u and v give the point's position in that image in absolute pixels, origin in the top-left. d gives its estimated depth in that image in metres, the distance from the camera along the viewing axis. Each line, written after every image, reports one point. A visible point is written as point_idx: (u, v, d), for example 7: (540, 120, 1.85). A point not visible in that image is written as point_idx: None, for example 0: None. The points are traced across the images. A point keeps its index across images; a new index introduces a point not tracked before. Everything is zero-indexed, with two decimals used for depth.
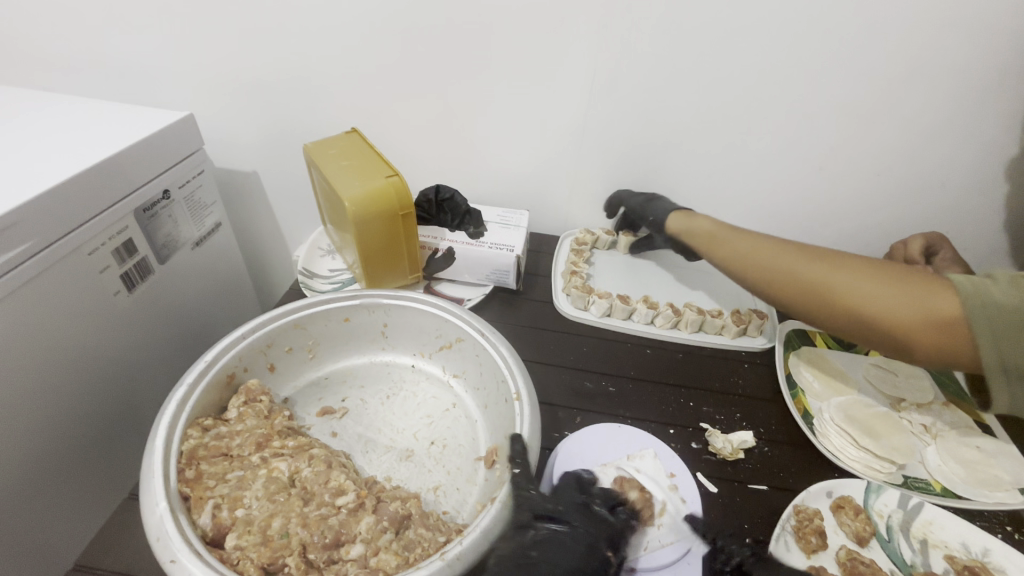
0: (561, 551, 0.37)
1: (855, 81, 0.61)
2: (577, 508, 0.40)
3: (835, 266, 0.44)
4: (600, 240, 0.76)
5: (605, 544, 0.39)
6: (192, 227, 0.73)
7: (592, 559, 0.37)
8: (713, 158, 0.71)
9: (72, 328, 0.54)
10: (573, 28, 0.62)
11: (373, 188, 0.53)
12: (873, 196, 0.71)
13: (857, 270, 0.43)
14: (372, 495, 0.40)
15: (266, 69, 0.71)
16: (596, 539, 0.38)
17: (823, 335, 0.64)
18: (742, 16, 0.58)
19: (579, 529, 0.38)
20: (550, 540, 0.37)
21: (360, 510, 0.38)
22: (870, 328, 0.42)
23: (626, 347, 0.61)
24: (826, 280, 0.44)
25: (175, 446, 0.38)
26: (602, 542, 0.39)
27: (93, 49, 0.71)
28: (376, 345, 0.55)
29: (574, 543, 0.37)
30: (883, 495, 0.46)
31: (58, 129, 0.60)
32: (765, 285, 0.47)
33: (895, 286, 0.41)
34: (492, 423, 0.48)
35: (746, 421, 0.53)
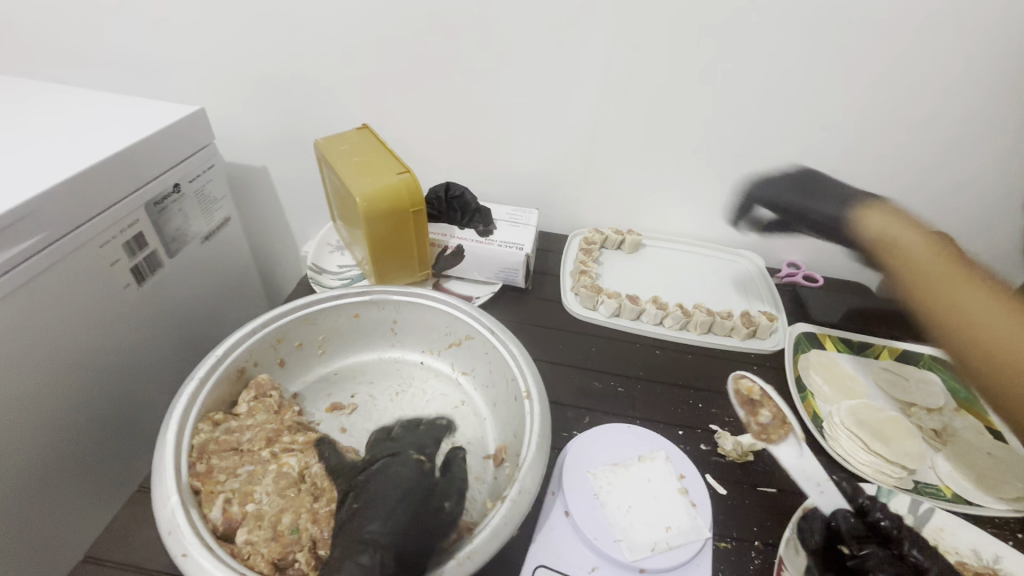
0: (378, 486, 0.38)
1: (869, 84, 0.61)
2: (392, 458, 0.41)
3: (960, 279, 0.44)
4: (609, 240, 0.76)
5: (411, 450, 0.42)
6: (202, 221, 0.73)
7: (396, 488, 0.37)
8: (724, 159, 0.71)
9: (82, 321, 0.55)
10: (586, 26, 0.62)
11: (384, 185, 0.53)
12: (885, 200, 0.71)
13: (980, 291, 0.43)
14: None
15: (277, 65, 0.71)
16: (399, 452, 0.41)
17: (833, 338, 0.64)
18: (756, 16, 0.58)
19: (388, 467, 0.40)
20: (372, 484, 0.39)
21: None
22: (951, 332, 0.42)
23: (635, 347, 0.61)
24: (945, 279, 0.45)
25: (186, 440, 0.38)
26: (407, 451, 0.42)
27: (106, 42, 0.71)
28: (385, 342, 0.55)
29: (386, 477, 0.38)
30: (894, 501, 0.46)
31: (71, 122, 0.60)
32: (898, 270, 0.48)
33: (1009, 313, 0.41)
34: (501, 421, 0.48)
35: (755, 424, 0.53)
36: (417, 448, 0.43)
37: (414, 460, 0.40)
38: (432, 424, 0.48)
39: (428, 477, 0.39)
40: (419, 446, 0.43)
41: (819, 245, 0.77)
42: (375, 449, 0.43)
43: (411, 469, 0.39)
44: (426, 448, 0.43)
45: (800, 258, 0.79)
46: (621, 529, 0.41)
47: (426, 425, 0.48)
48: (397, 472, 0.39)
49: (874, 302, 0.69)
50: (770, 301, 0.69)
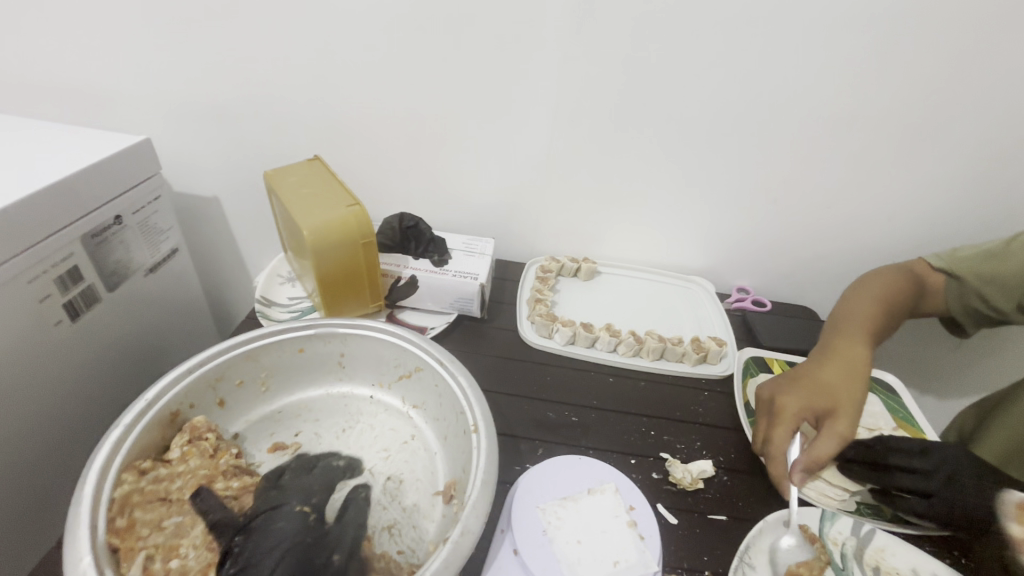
0: (262, 540, 0.37)
1: (802, 120, 0.65)
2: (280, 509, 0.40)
3: (838, 361, 0.56)
4: (565, 268, 0.76)
5: (295, 502, 0.41)
6: (146, 253, 0.70)
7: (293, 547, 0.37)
8: (673, 188, 0.73)
9: (5, 358, 0.51)
10: (537, 59, 0.64)
11: (334, 217, 0.53)
12: (821, 229, 0.75)
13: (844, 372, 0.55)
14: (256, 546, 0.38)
15: (230, 95, 0.70)
16: (281, 504, 0.40)
17: (780, 362, 0.66)
18: (696, 56, 0.62)
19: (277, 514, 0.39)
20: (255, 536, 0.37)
21: None
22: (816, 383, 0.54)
23: (589, 376, 0.61)
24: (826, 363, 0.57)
25: (107, 493, 0.36)
26: (290, 502, 0.41)
27: (47, 70, 0.69)
28: (333, 376, 0.53)
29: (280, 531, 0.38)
30: (837, 523, 0.47)
31: (2, 150, 0.58)
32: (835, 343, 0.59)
33: (837, 367, 0.56)
34: (451, 457, 0.47)
35: (706, 450, 0.54)
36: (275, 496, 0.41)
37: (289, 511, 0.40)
38: (327, 467, 0.46)
39: (315, 530, 0.39)
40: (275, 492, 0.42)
41: (766, 270, 0.80)
42: (260, 497, 0.41)
43: (297, 524, 0.39)
44: (313, 496, 0.42)
45: (749, 283, 0.82)
46: (569, 565, 0.40)
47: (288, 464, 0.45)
48: (280, 528, 0.38)
49: (818, 326, 0.72)
50: (720, 327, 0.71)
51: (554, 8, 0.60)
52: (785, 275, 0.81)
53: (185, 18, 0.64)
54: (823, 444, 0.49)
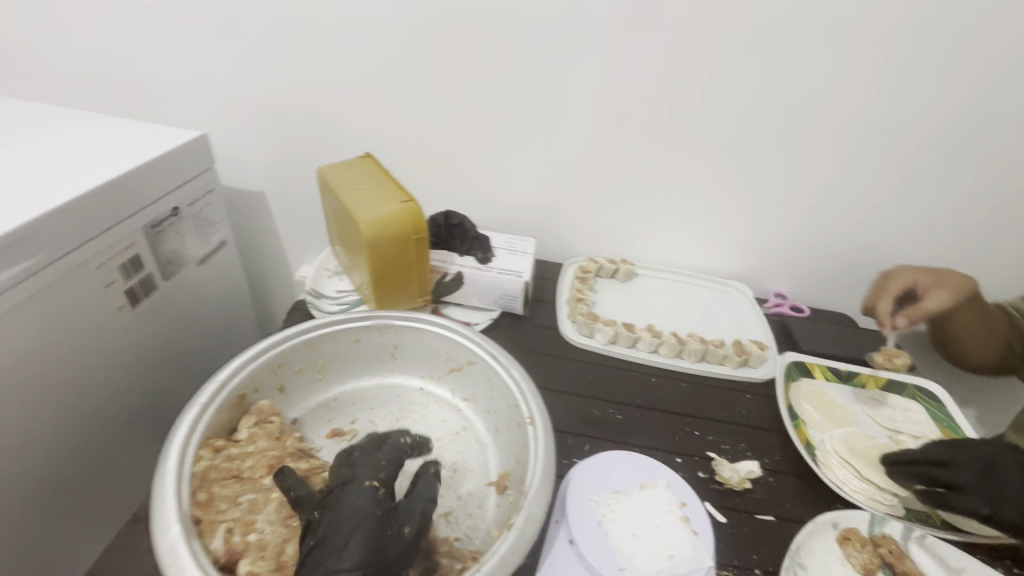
0: (337, 513, 0.36)
1: (847, 127, 0.65)
2: (350, 484, 0.38)
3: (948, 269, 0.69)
4: (603, 268, 0.77)
5: (366, 476, 0.39)
6: (197, 245, 0.72)
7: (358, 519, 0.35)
8: (714, 192, 0.73)
9: (70, 339, 0.53)
10: (584, 62, 0.65)
11: (389, 212, 0.54)
12: (863, 236, 0.75)
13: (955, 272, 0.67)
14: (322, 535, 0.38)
15: (282, 93, 0.73)
16: (353, 479, 0.38)
17: (822, 367, 0.65)
18: (741, 61, 0.62)
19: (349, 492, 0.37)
20: (331, 509, 0.36)
21: None
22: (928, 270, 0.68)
23: (631, 375, 0.62)
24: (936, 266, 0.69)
25: (187, 467, 0.37)
26: (361, 476, 0.39)
27: (110, 68, 0.72)
28: (385, 367, 0.55)
29: (354, 507, 0.36)
30: (887, 527, 0.47)
31: (71, 143, 0.60)
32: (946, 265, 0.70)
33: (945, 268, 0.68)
34: (503, 448, 0.48)
35: (751, 451, 0.54)
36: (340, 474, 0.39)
37: (363, 488, 0.37)
38: (396, 444, 0.45)
39: (386, 505, 0.37)
40: (337, 471, 0.40)
41: (804, 277, 0.80)
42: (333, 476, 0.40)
43: (366, 498, 0.37)
44: (382, 470, 0.40)
45: (786, 289, 0.82)
46: (625, 557, 0.41)
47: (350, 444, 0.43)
48: (352, 504, 0.36)
49: (858, 332, 0.71)
50: (759, 332, 0.71)
51: (603, 12, 0.61)
52: (823, 281, 0.80)
53: (244, 18, 0.66)
54: (931, 298, 0.64)
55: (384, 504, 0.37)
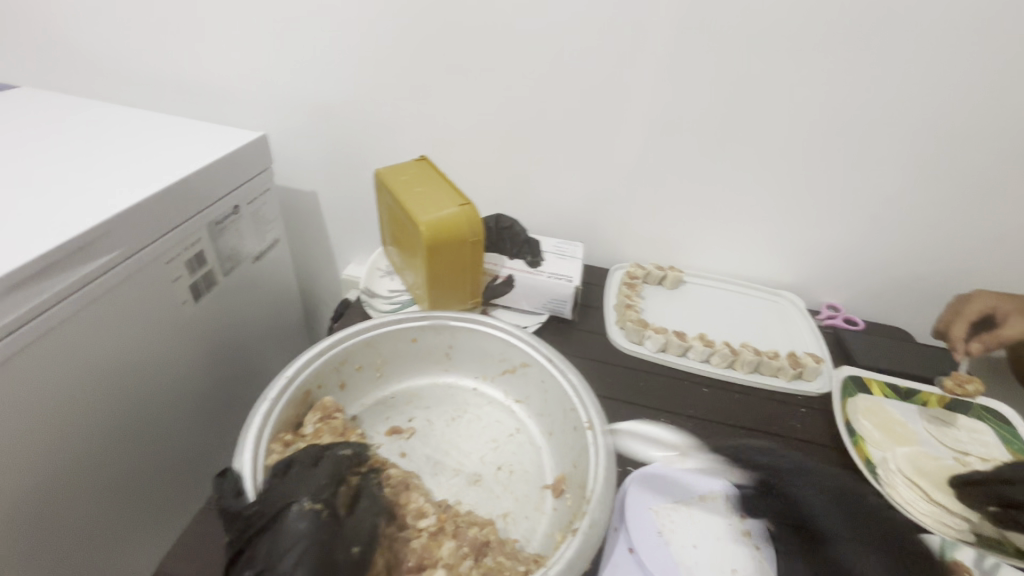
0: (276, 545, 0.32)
1: (913, 136, 0.63)
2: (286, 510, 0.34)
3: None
4: (651, 275, 0.76)
5: (305, 499, 0.35)
6: (254, 242, 0.75)
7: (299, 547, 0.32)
8: (767, 200, 0.72)
9: (139, 330, 0.56)
10: (639, 68, 0.64)
11: (447, 215, 0.55)
12: (925, 249, 0.72)
13: None
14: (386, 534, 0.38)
15: (338, 96, 0.74)
16: (290, 502, 0.34)
17: (880, 383, 0.63)
18: (804, 68, 0.61)
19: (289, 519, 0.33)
20: (271, 538, 0.33)
21: (440, 535, 0.39)
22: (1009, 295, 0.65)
23: (682, 383, 0.61)
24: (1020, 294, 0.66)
25: (261, 460, 0.39)
26: (301, 498, 0.35)
27: (179, 71, 0.75)
28: (439, 367, 0.55)
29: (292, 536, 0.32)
30: (960, 551, 0.45)
31: (143, 143, 0.63)
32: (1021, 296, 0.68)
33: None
34: (558, 451, 0.48)
35: (808, 467, 0.53)
36: (313, 490, 0.35)
37: (301, 509, 0.34)
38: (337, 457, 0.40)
39: (330, 528, 0.34)
40: (317, 487, 0.36)
41: (859, 289, 0.78)
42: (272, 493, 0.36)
43: (306, 526, 0.33)
44: (325, 490, 0.36)
45: (839, 301, 0.80)
46: (686, 568, 0.43)
47: (327, 459, 0.39)
48: (291, 532, 0.33)
49: (917, 348, 0.69)
50: (813, 344, 0.70)
51: (662, 18, 0.60)
52: (880, 294, 0.78)
53: (305, 23, 0.68)
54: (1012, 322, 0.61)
55: (325, 532, 0.33)
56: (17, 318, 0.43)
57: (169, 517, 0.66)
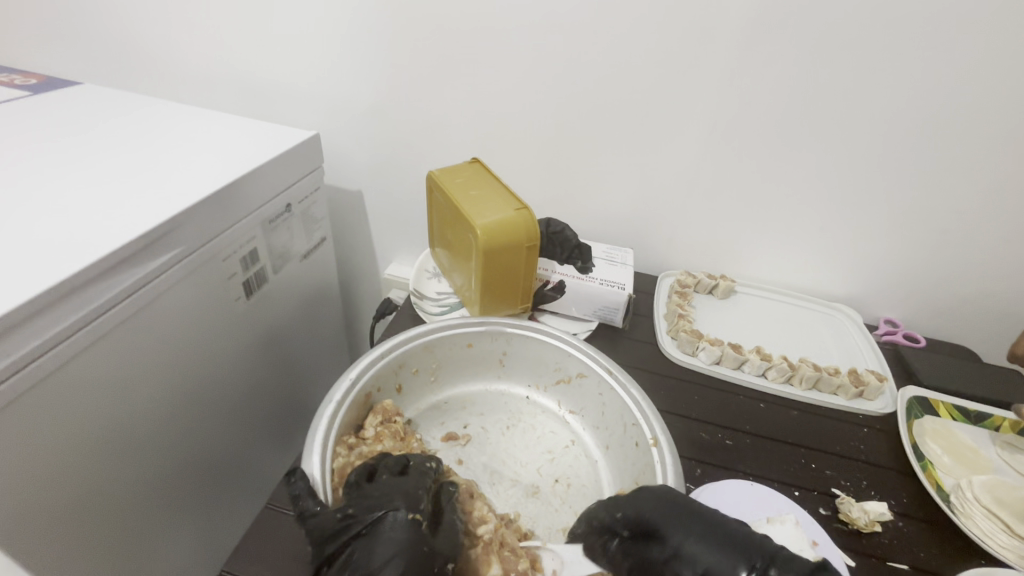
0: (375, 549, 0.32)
1: (991, 147, 0.60)
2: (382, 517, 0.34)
3: None
4: (701, 283, 0.75)
5: (402, 507, 0.35)
6: (303, 240, 0.75)
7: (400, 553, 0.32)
8: (827, 210, 0.69)
9: (197, 328, 0.57)
10: (700, 72, 0.63)
11: (504, 219, 0.54)
12: (996, 265, 0.68)
13: None
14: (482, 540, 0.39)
15: (390, 96, 0.74)
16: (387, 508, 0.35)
17: (947, 405, 0.60)
18: (876, 75, 0.58)
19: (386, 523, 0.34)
20: (369, 542, 0.33)
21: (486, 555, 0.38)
22: None
23: (738, 398, 0.59)
24: None
25: (328, 464, 0.39)
26: (397, 505, 0.35)
27: (235, 69, 0.76)
28: (492, 373, 0.55)
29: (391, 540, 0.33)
30: None
31: (201, 140, 0.64)
32: None
33: None
34: (617, 466, 0.47)
35: (875, 491, 0.50)
36: (408, 500, 0.36)
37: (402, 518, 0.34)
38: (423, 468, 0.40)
39: (427, 539, 0.34)
40: (413, 497, 0.37)
41: (921, 304, 0.75)
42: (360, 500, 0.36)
43: (403, 533, 0.33)
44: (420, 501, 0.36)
45: (898, 316, 0.76)
46: None
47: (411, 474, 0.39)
48: (388, 537, 0.33)
49: (985, 370, 0.65)
50: (872, 361, 0.67)
51: (727, 19, 0.58)
52: (943, 311, 0.74)
53: (361, 22, 0.68)
54: None
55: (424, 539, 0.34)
56: (86, 314, 0.44)
57: (225, 512, 0.67)
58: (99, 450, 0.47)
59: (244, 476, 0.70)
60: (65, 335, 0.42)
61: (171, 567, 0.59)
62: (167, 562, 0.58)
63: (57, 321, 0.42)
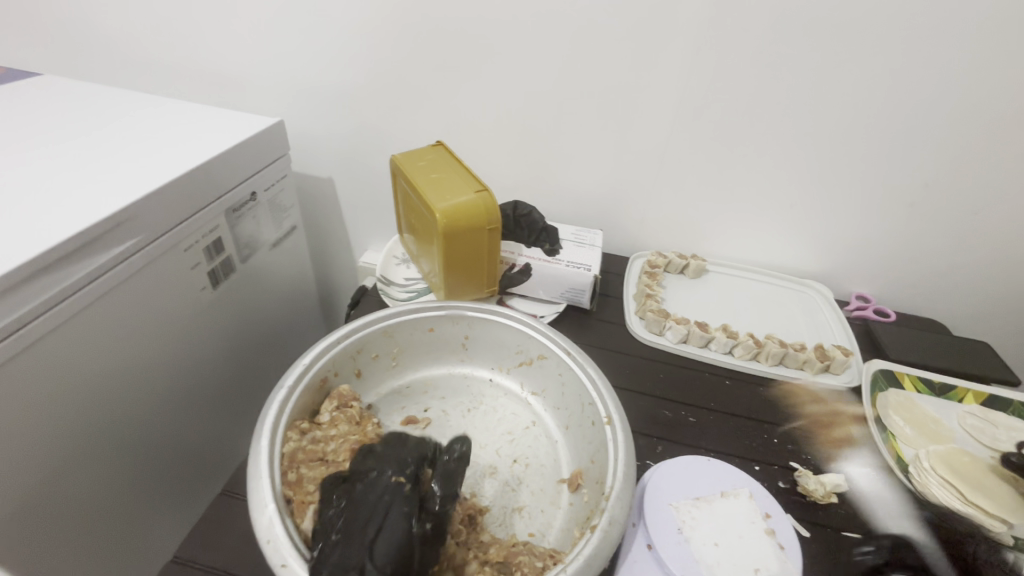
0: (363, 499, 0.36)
1: (957, 118, 0.59)
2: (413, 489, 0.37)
3: None
4: (672, 263, 0.75)
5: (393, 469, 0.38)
6: (272, 229, 0.74)
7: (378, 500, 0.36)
8: (795, 186, 0.69)
9: (158, 316, 0.56)
10: (663, 50, 0.61)
11: (465, 202, 0.54)
12: (964, 237, 0.68)
13: None
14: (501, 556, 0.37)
15: (354, 80, 0.73)
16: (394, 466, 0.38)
17: (912, 378, 0.60)
18: (839, 47, 0.57)
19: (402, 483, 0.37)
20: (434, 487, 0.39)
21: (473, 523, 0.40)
22: None
23: (704, 376, 0.59)
24: None
25: (278, 448, 0.39)
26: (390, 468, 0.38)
27: (197, 56, 0.75)
28: (456, 357, 0.55)
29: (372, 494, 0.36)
30: (995, 557, 0.43)
31: (158, 129, 0.63)
32: None
33: None
34: (575, 445, 0.48)
35: (836, 464, 0.51)
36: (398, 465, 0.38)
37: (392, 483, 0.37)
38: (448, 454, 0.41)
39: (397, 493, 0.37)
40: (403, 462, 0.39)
41: (890, 279, 0.75)
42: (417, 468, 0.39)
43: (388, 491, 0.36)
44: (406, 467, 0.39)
45: (869, 291, 0.77)
46: (708, 566, 0.40)
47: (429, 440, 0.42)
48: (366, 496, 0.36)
49: (953, 342, 0.66)
50: (840, 336, 0.67)
51: None
52: (913, 284, 0.75)
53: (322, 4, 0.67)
54: None
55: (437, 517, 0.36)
56: (37, 306, 0.43)
57: (195, 497, 0.67)
58: (61, 437, 0.47)
59: (217, 464, 0.71)
60: (18, 327, 0.42)
61: (141, 552, 0.60)
62: (137, 547, 0.59)
63: (7, 313, 0.41)
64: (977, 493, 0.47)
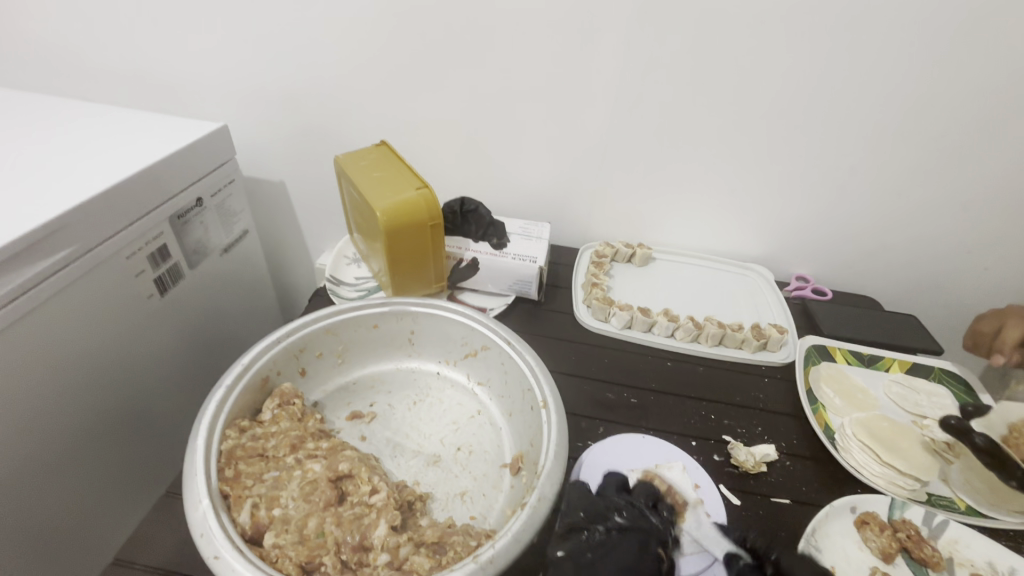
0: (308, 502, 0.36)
1: (873, 103, 0.63)
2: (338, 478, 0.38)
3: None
4: (619, 253, 0.77)
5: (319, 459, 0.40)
6: (222, 234, 0.74)
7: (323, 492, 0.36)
8: (732, 174, 0.72)
9: (101, 323, 0.56)
10: (598, 45, 0.63)
11: (405, 199, 0.55)
12: (891, 215, 0.72)
13: None
14: (437, 535, 0.39)
15: (298, 83, 0.73)
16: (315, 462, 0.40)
17: (843, 351, 0.64)
18: (761, 38, 0.60)
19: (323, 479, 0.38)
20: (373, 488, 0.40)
21: (413, 510, 0.42)
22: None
23: (646, 359, 0.62)
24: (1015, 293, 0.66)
25: (214, 446, 0.40)
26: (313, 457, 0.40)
27: (137, 62, 0.74)
28: (403, 352, 0.56)
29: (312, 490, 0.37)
30: (908, 511, 0.46)
31: (97, 137, 0.62)
32: None
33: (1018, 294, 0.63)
34: (517, 430, 0.49)
35: (768, 435, 0.54)
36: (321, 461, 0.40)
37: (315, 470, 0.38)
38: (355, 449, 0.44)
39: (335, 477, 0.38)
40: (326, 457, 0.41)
41: (826, 259, 0.79)
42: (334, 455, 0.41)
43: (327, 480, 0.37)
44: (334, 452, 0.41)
45: (808, 272, 0.80)
46: None
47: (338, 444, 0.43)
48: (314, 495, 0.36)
49: (882, 317, 0.70)
50: (779, 315, 0.71)
51: None
52: (847, 264, 0.79)
53: (260, 8, 0.67)
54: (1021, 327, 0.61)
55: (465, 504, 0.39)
56: None
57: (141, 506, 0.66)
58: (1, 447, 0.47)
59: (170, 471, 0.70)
60: None
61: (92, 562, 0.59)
62: (92, 553, 0.59)
63: None
64: (905, 461, 0.49)
